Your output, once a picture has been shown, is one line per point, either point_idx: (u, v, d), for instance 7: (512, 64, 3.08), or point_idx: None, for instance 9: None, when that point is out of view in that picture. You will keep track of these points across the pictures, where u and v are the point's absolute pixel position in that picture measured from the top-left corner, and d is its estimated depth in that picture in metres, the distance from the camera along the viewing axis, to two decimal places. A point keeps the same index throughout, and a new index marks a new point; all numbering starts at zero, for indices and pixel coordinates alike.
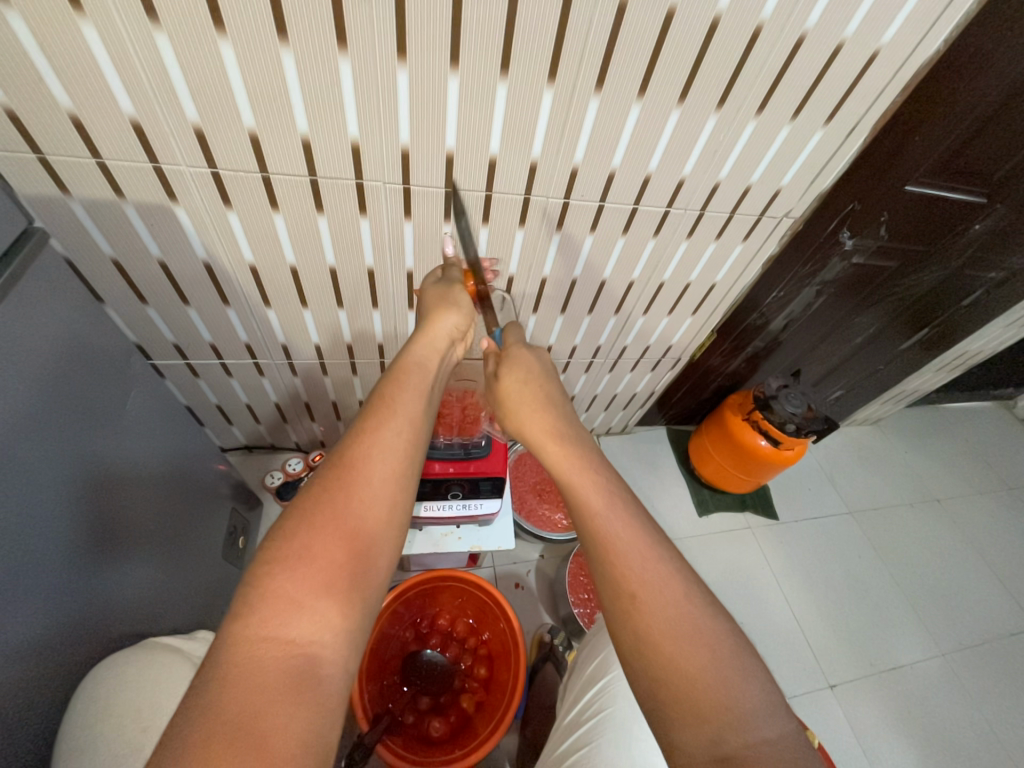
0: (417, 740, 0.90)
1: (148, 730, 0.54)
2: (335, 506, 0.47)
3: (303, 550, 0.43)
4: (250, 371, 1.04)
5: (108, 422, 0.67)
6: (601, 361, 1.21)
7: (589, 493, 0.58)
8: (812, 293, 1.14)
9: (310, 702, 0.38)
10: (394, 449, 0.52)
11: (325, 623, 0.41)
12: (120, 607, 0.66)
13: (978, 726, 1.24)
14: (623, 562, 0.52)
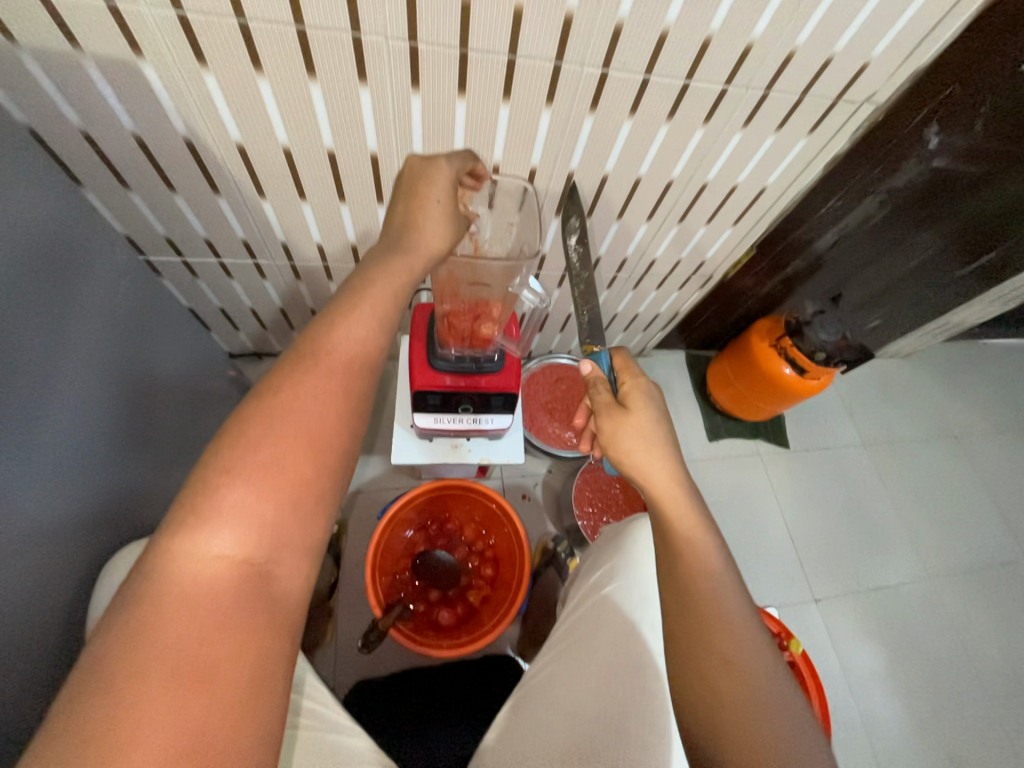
0: (427, 626, 0.98)
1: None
2: (296, 417, 0.43)
3: (263, 466, 0.41)
4: (251, 272, 0.98)
5: (130, 324, 0.70)
6: (624, 276, 1.12)
7: (703, 576, 0.55)
8: (873, 203, 1.01)
9: (259, 622, 0.38)
10: (357, 348, 0.49)
11: (284, 540, 0.41)
12: (140, 495, 0.72)
13: (949, 640, 1.32)
14: (720, 625, 0.53)
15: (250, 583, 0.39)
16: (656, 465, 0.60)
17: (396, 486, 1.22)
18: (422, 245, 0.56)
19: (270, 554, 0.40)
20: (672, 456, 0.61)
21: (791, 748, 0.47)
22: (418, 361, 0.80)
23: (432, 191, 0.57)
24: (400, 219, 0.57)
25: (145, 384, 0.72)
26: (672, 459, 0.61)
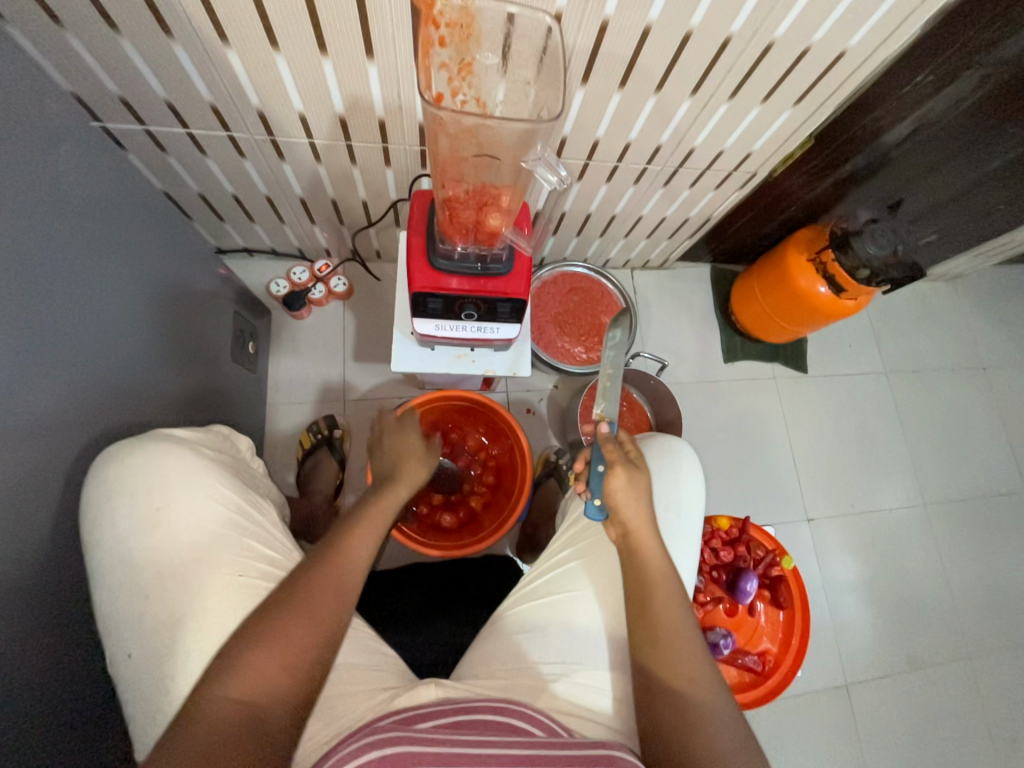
0: (430, 527, 1.01)
1: (161, 510, 0.52)
2: (281, 631, 0.48)
3: (264, 642, 0.47)
4: (227, 148, 0.85)
5: (116, 209, 0.70)
6: (655, 171, 0.97)
7: (678, 655, 0.57)
8: (970, 83, 0.84)
9: (255, 743, 0.42)
10: (343, 574, 0.54)
11: (275, 687, 0.46)
12: (153, 388, 0.74)
13: (932, 561, 1.37)
14: (678, 659, 0.57)
15: (252, 722, 0.43)
16: (636, 517, 0.63)
17: (398, 395, 1.19)
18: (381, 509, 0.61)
19: (267, 703, 0.45)
20: (650, 513, 0.64)
21: None
22: (417, 259, 0.72)
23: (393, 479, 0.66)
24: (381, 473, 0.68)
25: (99, 271, 0.65)
26: (648, 517, 0.64)
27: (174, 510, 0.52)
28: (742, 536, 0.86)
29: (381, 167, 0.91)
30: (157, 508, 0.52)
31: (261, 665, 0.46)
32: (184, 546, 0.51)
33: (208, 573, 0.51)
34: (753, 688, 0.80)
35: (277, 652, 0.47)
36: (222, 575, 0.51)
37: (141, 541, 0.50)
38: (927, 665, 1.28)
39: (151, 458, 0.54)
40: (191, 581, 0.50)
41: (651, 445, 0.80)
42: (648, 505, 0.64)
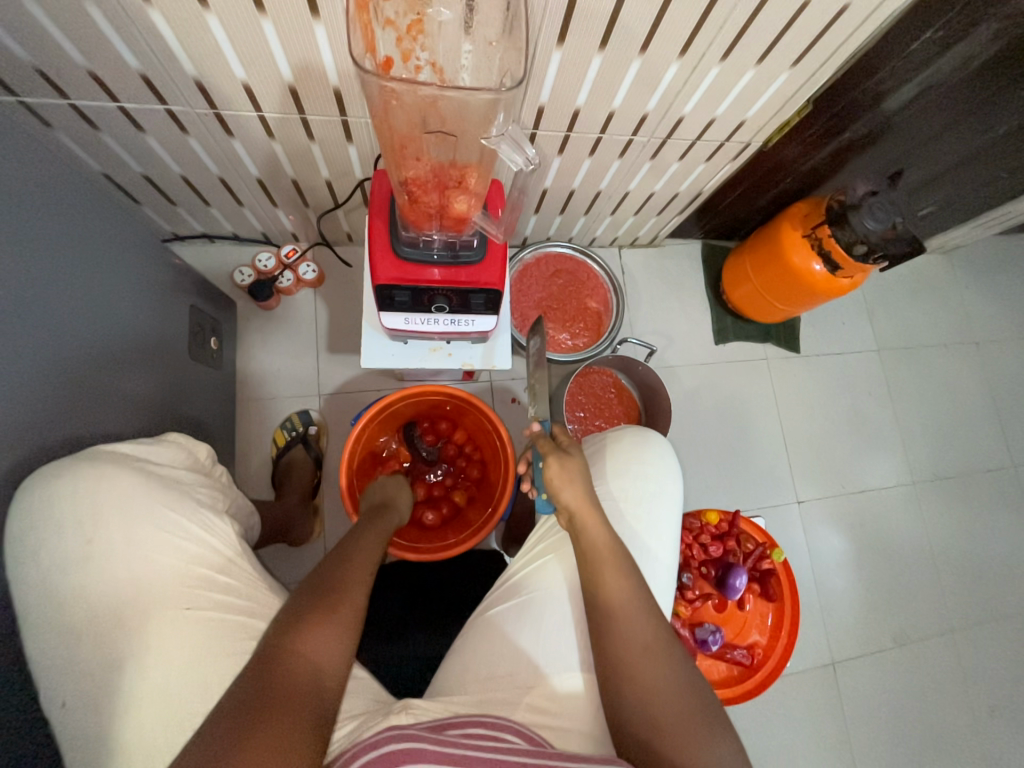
0: (411, 526, 0.97)
1: (94, 542, 0.48)
2: (335, 602, 0.53)
3: (325, 612, 0.51)
4: (167, 124, 0.76)
5: (33, 199, 0.62)
6: (641, 144, 0.89)
7: (633, 631, 0.55)
8: (983, 38, 0.76)
9: (312, 702, 0.45)
10: (368, 561, 0.60)
11: (329, 648, 0.49)
12: (100, 395, 0.68)
13: (919, 538, 1.37)
14: (632, 631, 0.55)
15: (310, 681, 0.46)
16: (573, 497, 0.62)
17: (376, 387, 1.14)
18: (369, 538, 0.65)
19: (322, 667, 0.48)
20: (588, 490, 0.63)
21: None
22: (379, 247, 0.65)
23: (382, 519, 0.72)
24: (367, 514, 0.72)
25: (17, 268, 0.58)
26: (587, 495, 0.62)
27: (108, 542, 0.48)
28: (732, 530, 0.84)
29: (341, 142, 0.83)
30: (89, 541, 0.48)
31: (327, 631, 0.50)
32: (124, 580, 0.48)
33: (153, 608, 0.48)
34: (741, 683, 0.79)
35: (336, 619, 0.51)
36: (168, 609, 0.48)
37: (74, 576, 0.47)
38: (912, 640, 1.30)
39: (84, 484, 0.50)
40: (133, 617, 0.47)
41: (622, 435, 0.75)
42: (586, 483, 0.63)
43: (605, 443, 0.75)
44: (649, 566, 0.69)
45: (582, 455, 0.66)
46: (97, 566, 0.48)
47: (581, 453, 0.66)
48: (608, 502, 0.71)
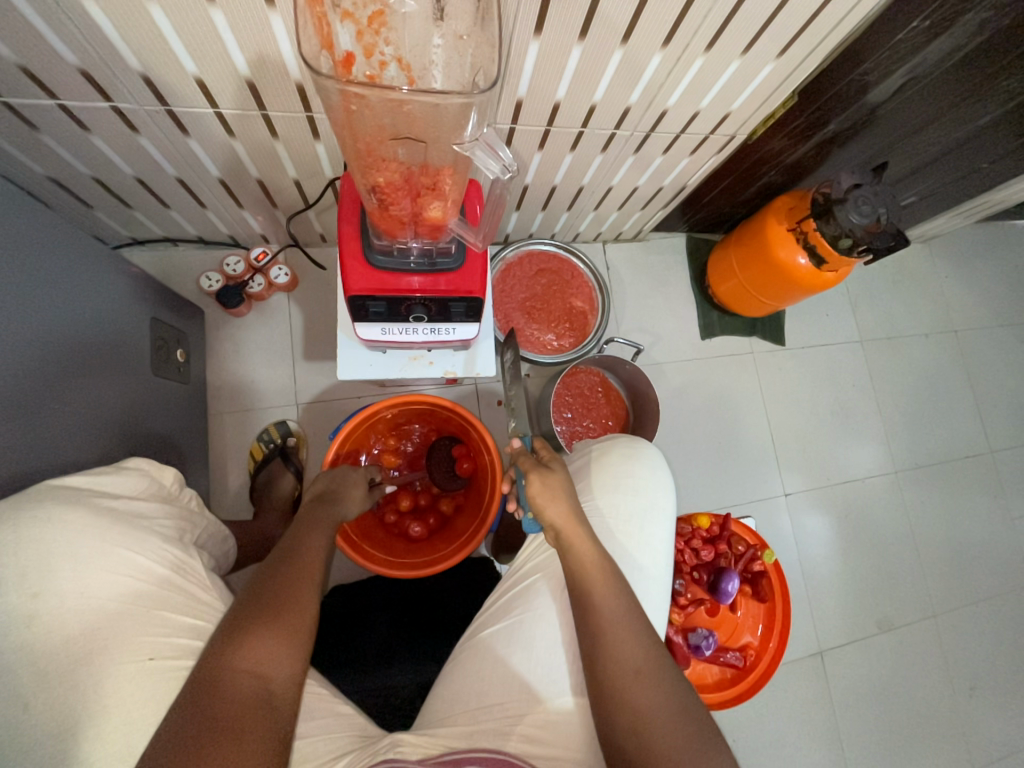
0: (399, 538, 0.96)
1: (39, 596, 0.45)
2: (279, 608, 0.51)
3: (269, 615, 0.50)
4: (114, 122, 0.70)
5: None
6: (624, 137, 0.86)
7: (628, 650, 0.53)
8: (965, 29, 0.75)
9: (261, 711, 0.45)
10: (313, 560, 0.58)
11: (276, 654, 0.48)
12: (53, 423, 0.64)
13: (902, 526, 1.40)
14: (621, 650, 0.53)
15: (255, 690, 0.46)
16: (562, 518, 0.60)
17: (357, 395, 1.10)
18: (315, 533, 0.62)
19: (268, 672, 0.47)
20: (576, 509, 0.62)
21: None
22: (350, 257, 0.61)
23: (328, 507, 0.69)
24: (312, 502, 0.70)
25: None
26: (572, 509, 0.61)
27: (57, 594, 0.46)
28: (723, 533, 0.83)
29: (308, 138, 0.77)
30: (32, 595, 0.45)
31: (272, 638, 0.49)
32: (75, 636, 0.46)
33: (114, 661, 0.46)
34: (734, 686, 0.79)
35: (280, 624, 0.50)
36: (130, 662, 0.47)
37: (19, 635, 0.44)
38: (896, 627, 1.33)
39: (26, 532, 0.46)
40: (89, 672, 0.45)
41: (612, 447, 0.74)
42: (570, 498, 0.62)
43: (593, 455, 0.74)
44: (640, 580, 0.68)
45: (566, 468, 0.66)
46: (45, 623, 0.45)
47: (566, 466, 0.66)
48: (598, 517, 0.69)
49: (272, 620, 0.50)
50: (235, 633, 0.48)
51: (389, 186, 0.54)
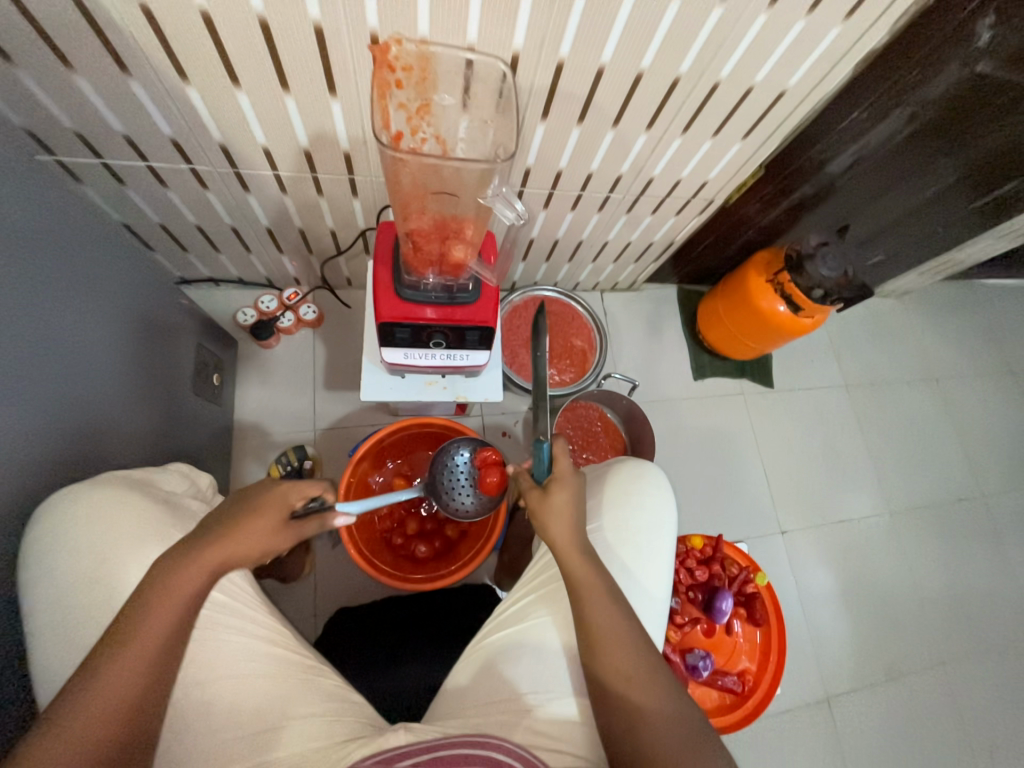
0: (405, 559, 1.01)
1: (104, 561, 0.52)
2: (137, 634, 0.48)
3: (123, 639, 0.47)
4: (189, 180, 0.84)
5: (73, 250, 0.68)
6: (617, 200, 1.00)
7: (617, 660, 0.57)
8: (899, 121, 0.90)
9: (91, 741, 0.44)
10: (202, 570, 0.52)
11: (116, 685, 0.46)
12: (114, 431, 0.73)
13: (901, 568, 1.41)
14: (617, 656, 0.57)
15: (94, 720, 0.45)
16: (562, 527, 0.64)
17: (371, 422, 1.18)
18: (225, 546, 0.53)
19: (109, 703, 0.46)
20: (577, 519, 0.65)
21: None
22: (382, 289, 0.72)
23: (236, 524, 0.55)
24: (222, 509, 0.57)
25: (50, 316, 0.63)
26: (569, 525, 0.64)
27: (119, 558, 0.52)
28: (716, 554, 0.87)
29: (348, 195, 0.91)
30: (97, 559, 0.52)
31: (115, 667, 0.46)
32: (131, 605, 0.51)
33: None
34: (735, 711, 0.80)
35: (130, 650, 0.47)
36: None
37: (89, 599, 0.51)
38: (904, 674, 1.30)
39: (95, 506, 0.54)
40: None
41: (621, 467, 0.78)
42: (569, 515, 0.65)
43: (605, 472, 0.79)
44: (639, 593, 0.71)
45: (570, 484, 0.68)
46: (104, 585, 0.51)
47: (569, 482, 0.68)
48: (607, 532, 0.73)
49: (132, 645, 0.47)
50: (88, 660, 0.47)
51: (422, 230, 0.66)
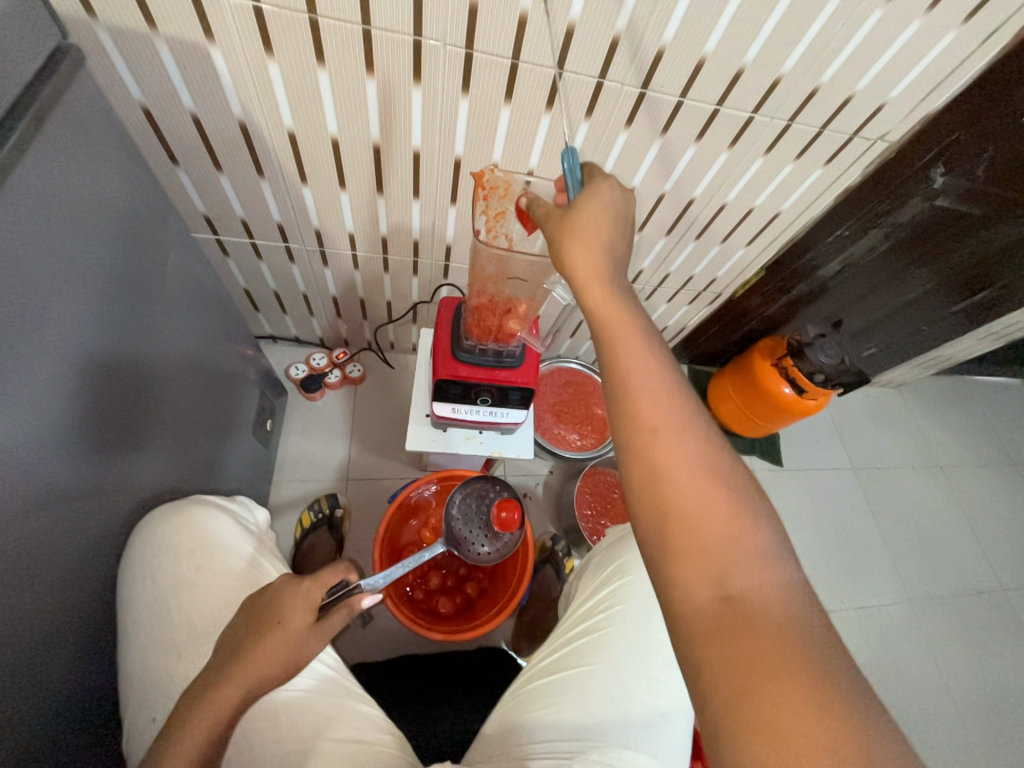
0: (426, 613, 1.01)
1: (200, 570, 0.61)
2: (202, 725, 0.48)
3: (189, 731, 0.48)
4: (281, 255, 1.00)
5: (200, 309, 0.81)
6: (639, 289, 1.16)
7: (666, 453, 0.46)
8: (878, 237, 1.07)
9: None
10: (262, 661, 0.52)
11: None
12: (160, 481, 0.73)
13: (927, 663, 1.36)
14: (658, 436, 0.46)
15: None
16: (583, 244, 0.52)
17: (401, 475, 1.24)
18: (274, 638, 0.54)
19: None
20: (613, 226, 0.52)
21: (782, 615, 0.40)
22: (441, 351, 0.83)
23: (282, 616, 0.55)
24: (270, 597, 0.57)
25: (174, 361, 0.74)
26: (599, 227, 0.51)
27: (213, 568, 0.62)
28: None
29: (409, 273, 1.07)
30: (196, 568, 0.61)
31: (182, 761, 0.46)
32: (219, 607, 0.60)
33: None
34: None
35: (196, 743, 0.47)
36: None
37: (184, 600, 0.59)
38: None
39: (194, 522, 0.64)
40: None
41: None
42: (601, 225, 0.51)
43: None
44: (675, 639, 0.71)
45: (612, 192, 0.53)
46: (199, 592, 0.60)
47: (611, 191, 0.53)
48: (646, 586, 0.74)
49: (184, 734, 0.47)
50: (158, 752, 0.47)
51: (487, 303, 0.80)
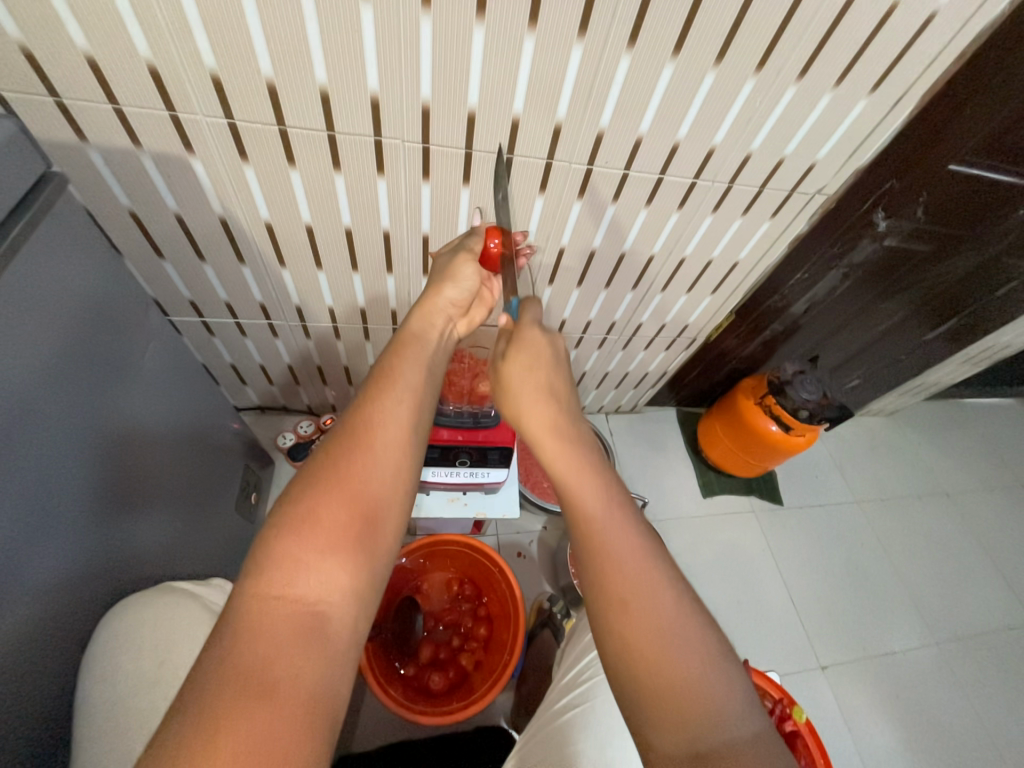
0: (417, 691, 0.95)
1: (163, 664, 0.58)
2: (352, 472, 0.48)
3: (342, 477, 0.48)
4: (264, 331, 1.03)
5: (184, 389, 0.83)
6: (614, 338, 1.19)
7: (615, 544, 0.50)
8: (837, 277, 1.11)
9: (316, 650, 0.40)
10: (397, 419, 0.54)
11: (336, 526, 0.45)
12: (146, 567, 0.73)
13: (965, 714, 1.26)
14: (644, 636, 0.46)
15: (303, 571, 0.42)
16: (535, 404, 0.59)
17: None
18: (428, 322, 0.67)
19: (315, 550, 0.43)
20: (552, 390, 0.60)
21: (703, 681, 0.45)
22: None
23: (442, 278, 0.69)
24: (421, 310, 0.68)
25: (158, 441, 0.75)
26: (548, 390, 0.60)
27: (177, 660, 0.59)
28: None
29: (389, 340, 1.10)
30: (157, 661, 0.58)
31: (335, 492, 0.47)
32: None
33: None
34: None
35: (342, 490, 0.47)
36: None
37: (143, 698, 0.56)
38: None
39: (161, 611, 0.63)
40: None
41: None
42: (552, 391, 0.60)
43: None
44: None
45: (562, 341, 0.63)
46: (157, 687, 0.57)
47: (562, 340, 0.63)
48: None
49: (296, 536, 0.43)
50: (309, 477, 0.47)
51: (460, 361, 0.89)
